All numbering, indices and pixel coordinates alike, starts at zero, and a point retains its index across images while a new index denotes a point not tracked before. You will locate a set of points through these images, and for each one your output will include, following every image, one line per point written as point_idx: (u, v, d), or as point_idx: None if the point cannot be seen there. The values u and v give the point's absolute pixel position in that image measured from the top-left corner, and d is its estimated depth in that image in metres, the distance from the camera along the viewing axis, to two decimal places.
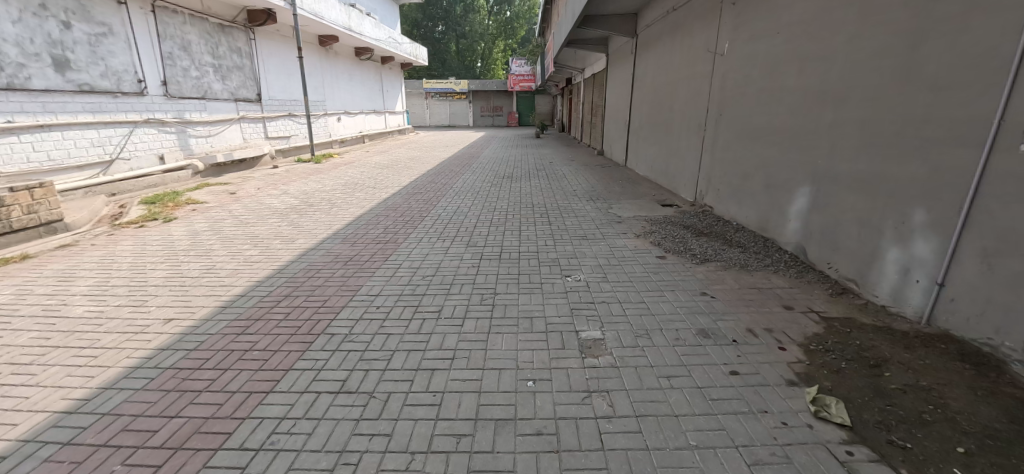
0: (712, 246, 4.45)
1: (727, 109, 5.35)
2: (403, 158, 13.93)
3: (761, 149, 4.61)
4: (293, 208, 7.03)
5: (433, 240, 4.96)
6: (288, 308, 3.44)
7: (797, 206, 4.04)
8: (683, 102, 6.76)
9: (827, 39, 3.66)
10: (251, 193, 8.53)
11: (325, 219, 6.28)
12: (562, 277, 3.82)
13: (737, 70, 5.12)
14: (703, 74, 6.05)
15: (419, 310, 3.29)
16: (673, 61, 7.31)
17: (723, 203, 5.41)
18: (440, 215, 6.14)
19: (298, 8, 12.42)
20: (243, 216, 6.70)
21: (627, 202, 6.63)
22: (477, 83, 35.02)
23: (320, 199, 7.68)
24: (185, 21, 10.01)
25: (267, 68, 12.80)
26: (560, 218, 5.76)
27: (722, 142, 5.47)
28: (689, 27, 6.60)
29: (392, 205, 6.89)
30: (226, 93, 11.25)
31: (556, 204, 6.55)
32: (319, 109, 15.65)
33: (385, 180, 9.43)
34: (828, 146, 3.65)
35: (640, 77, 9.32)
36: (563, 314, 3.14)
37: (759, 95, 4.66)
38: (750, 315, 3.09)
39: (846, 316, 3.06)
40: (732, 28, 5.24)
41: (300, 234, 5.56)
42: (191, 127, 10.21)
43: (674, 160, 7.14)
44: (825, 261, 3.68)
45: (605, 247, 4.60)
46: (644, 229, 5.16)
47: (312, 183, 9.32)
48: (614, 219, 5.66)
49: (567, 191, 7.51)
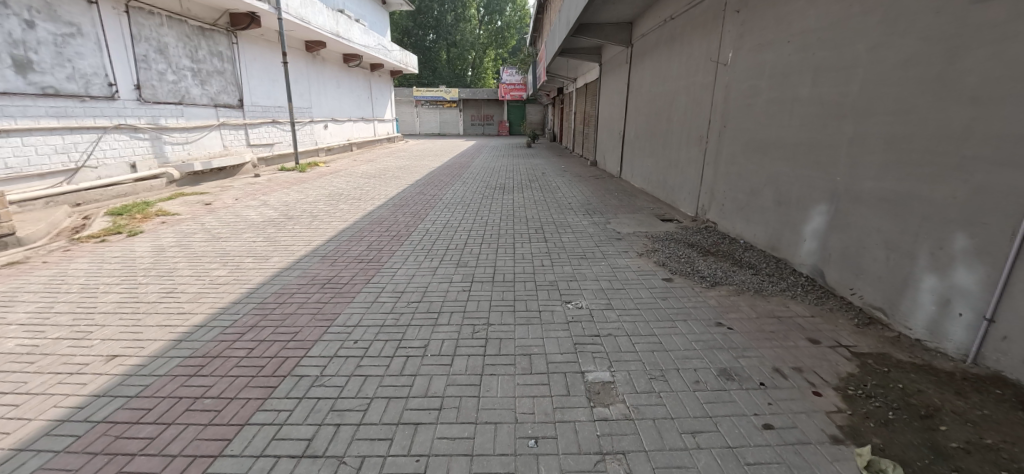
0: (721, 267, 4.14)
1: (731, 121, 5.10)
2: (391, 167, 13.53)
3: (770, 164, 4.33)
4: (272, 221, 6.59)
5: (420, 259, 4.58)
6: (252, 343, 3.02)
7: (813, 225, 3.75)
8: (682, 113, 6.52)
9: (845, 48, 3.40)
10: (228, 204, 8.05)
11: (304, 234, 5.85)
12: (561, 304, 3.47)
13: (742, 81, 4.86)
14: (704, 85, 5.81)
15: (402, 345, 2.91)
16: (671, 71, 7.08)
17: (728, 219, 5.14)
18: (429, 230, 5.76)
19: (283, 12, 12.03)
20: (216, 229, 6.23)
21: (625, 216, 6.32)
22: (467, 92, 34.82)
23: (301, 211, 7.24)
24: (162, 23, 9.56)
25: (250, 74, 12.35)
26: (556, 234, 5.44)
27: (726, 155, 5.20)
28: (689, 36, 6.36)
29: (377, 219, 6.50)
30: (206, 99, 10.78)
31: (552, 218, 6.25)
32: (305, 117, 15.20)
33: (371, 191, 9.01)
34: (848, 162, 3.37)
35: (635, 88, 9.09)
36: (565, 351, 2.78)
37: (768, 106, 4.39)
38: (773, 351, 2.76)
39: (879, 352, 2.75)
40: (736, 37, 5.00)
41: (275, 251, 5.12)
42: (166, 133, 9.69)
43: (673, 172, 6.88)
44: (847, 287, 3.39)
45: (607, 267, 4.27)
46: (646, 247, 4.85)
47: (294, 193, 8.87)
48: (613, 235, 5.35)
49: (562, 204, 7.20)
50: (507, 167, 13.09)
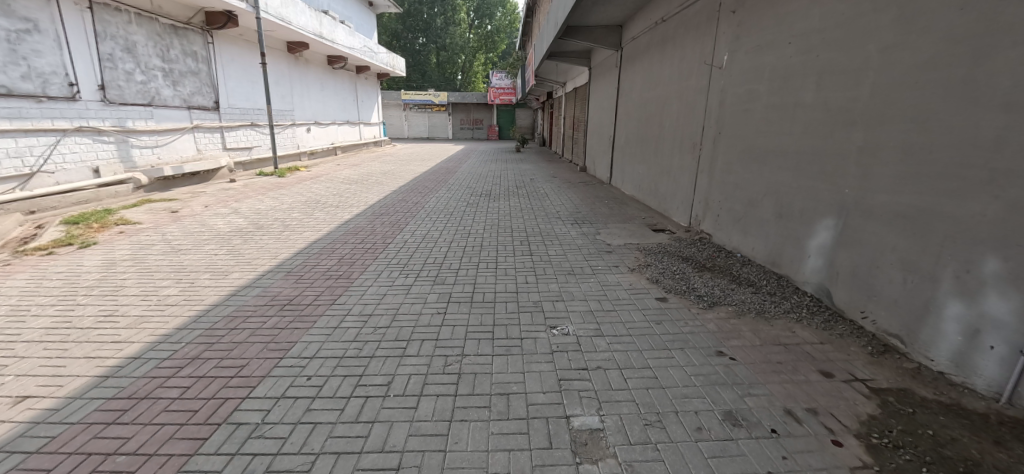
0: (719, 284, 3.82)
1: (727, 127, 4.82)
2: (375, 172, 13.09)
3: (769, 174, 4.06)
4: (239, 232, 6.15)
5: (394, 276, 4.21)
6: (189, 380, 2.60)
7: (818, 241, 3.47)
8: (675, 118, 6.24)
9: (854, 49, 3.13)
10: (196, 212, 7.56)
11: (272, 246, 5.42)
12: (546, 329, 3.12)
13: (739, 85, 4.59)
14: (698, 89, 5.54)
15: (361, 382, 2.53)
16: (662, 75, 6.82)
17: (724, 230, 4.85)
18: (406, 242, 5.38)
19: (263, 11, 11.58)
20: (176, 241, 5.76)
21: (615, 227, 6.00)
22: (456, 95, 34.48)
23: (272, 220, 6.78)
24: (131, 20, 9.06)
25: (228, 75, 11.86)
26: (542, 246, 5.10)
27: (721, 163, 4.93)
28: (682, 38, 6.10)
29: (353, 229, 6.10)
30: (178, 100, 10.28)
31: (538, 228, 5.92)
32: (286, 119, 14.71)
33: (350, 198, 8.57)
34: (857, 173, 3.10)
35: (625, 92, 8.83)
36: (548, 389, 2.43)
37: (767, 112, 4.12)
38: (784, 389, 2.44)
39: (901, 388, 2.45)
40: (732, 39, 4.74)
41: (237, 266, 4.70)
42: (134, 136, 9.16)
43: (665, 180, 6.60)
44: (858, 310, 3.10)
45: (595, 285, 3.94)
46: (638, 262, 4.53)
47: (268, 201, 8.39)
48: (602, 248, 5.03)
49: (549, 213, 6.87)
50: (501, 167, 14.39)
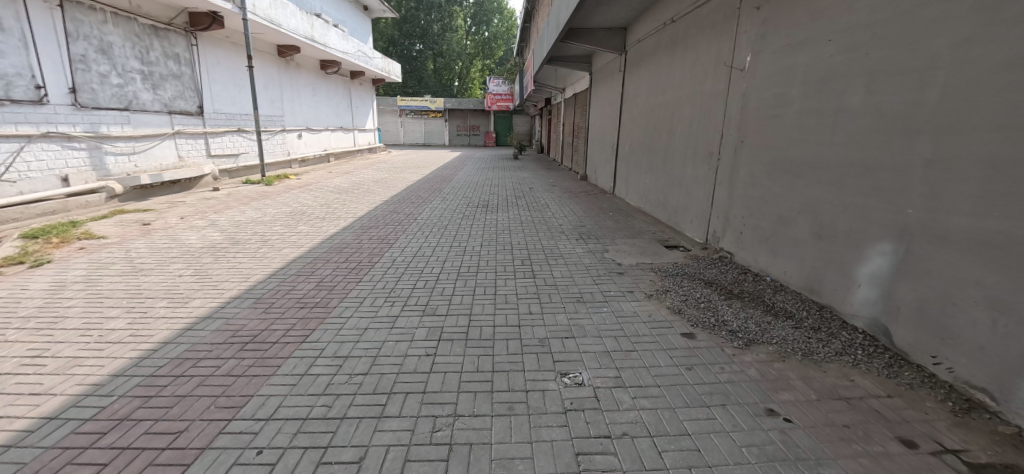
0: (752, 317, 3.32)
1: (751, 135, 4.35)
2: (367, 180, 12.54)
3: (805, 188, 3.57)
4: (212, 248, 5.60)
5: (378, 304, 3.67)
6: (108, 454, 2.05)
7: (872, 269, 2.97)
8: (687, 125, 5.78)
9: (915, 46, 2.66)
10: (169, 225, 6.97)
11: (245, 266, 4.85)
12: (556, 379, 2.59)
13: (764, 89, 4.12)
14: (714, 94, 5.07)
15: (326, 457, 1.98)
16: (672, 79, 6.36)
17: (748, 249, 4.36)
18: (395, 261, 4.84)
19: (250, 13, 11.08)
20: (139, 259, 5.17)
21: (624, 243, 5.51)
22: (453, 101, 34.06)
23: (250, 235, 6.20)
24: (107, 20, 8.53)
25: (213, 78, 11.33)
26: (545, 266, 4.59)
27: (744, 174, 4.45)
28: (695, 39, 5.65)
29: (337, 245, 5.57)
30: (158, 104, 9.72)
31: (540, 245, 5.41)
32: (276, 125, 14.17)
33: (338, 209, 8.01)
34: (923, 191, 2.61)
35: (630, 98, 8.38)
36: (564, 470, 1.89)
37: (800, 118, 3.65)
38: (862, 467, 1.92)
39: (1007, 464, 1.94)
40: (756, 39, 4.27)
41: (202, 290, 4.15)
42: (108, 142, 8.59)
43: (676, 191, 6.13)
44: (927, 354, 2.61)
45: (609, 316, 3.42)
46: (655, 286, 4.02)
47: (250, 212, 7.82)
48: (612, 269, 4.52)
49: (551, 226, 6.37)
50: (490, 167, 16.92)
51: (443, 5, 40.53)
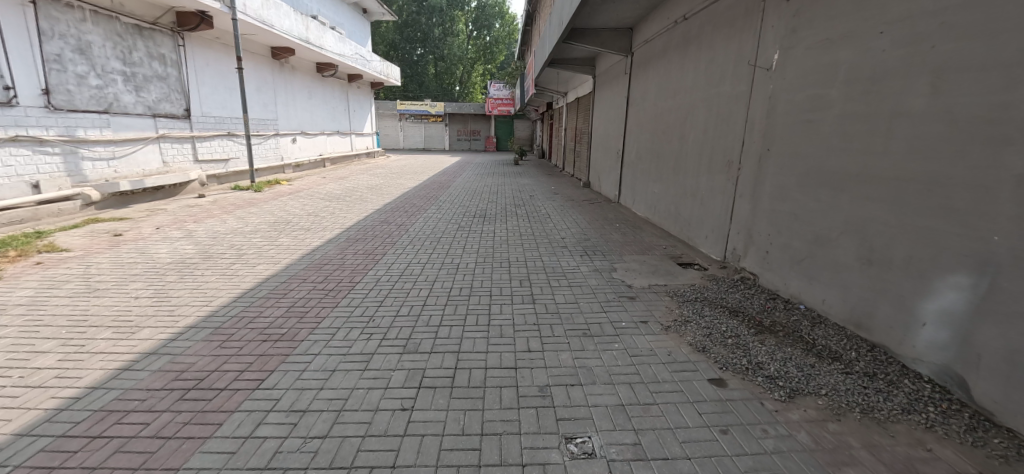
0: (792, 358, 2.80)
1: (779, 143, 3.85)
2: (361, 186, 12.07)
3: (851, 205, 3.07)
4: (182, 263, 5.10)
5: (352, 338, 3.16)
6: None
7: (941, 305, 2.46)
8: (702, 130, 5.30)
9: (1002, 35, 2.17)
10: (143, 235, 6.48)
11: (213, 286, 4.35)
12: (561, 448, 2.06)
13: (797, 90, 3.63)
14: (734, 97, 4.58)
15: None
16: (684, 82, 5.88)
17: (775, 271, 3.86)
18: (378, 281, 4.33)
19: (241, 12, 10.66)
20: (97, 277, 4.66)
21: (633, 260, 5.00)
22: (453, 105, 33.66)
23: (225, 248, 5.69)
24: (86, 18, 8.09)
25: (201, 80, 10.88)
26: (547, 289, 4.07)
27: (770, 187, 3.95)
28: (711, 38, 5.17)
29: (319, 261, 5.09)
30: (141, 107, 9.27)
31: (540, 262, 4.91)
32: (269, 129, 13.74)
33: (326, 219, 7.51)
34: (1014, 214, 2.11)
35: (636, 102, 7.91)
36: None
37: (842, 123, 3.16)
38: None
39: None
40: (786, 33, 3.78)
41: (156, 316, 3.65)
42: (85, 147, 8.13)
43: (688, 201, 5.64)
44: (1020, 416, 2.10)
45: (623, 355, 2.90)
46: (672, 315, 3.51)
47: (231, 222, 7.32)
48: (622, 293, 4.01)
49: (552, 240, 5.87)
50: (495, 167, 19.38)
51: (444, 9, 40.19)
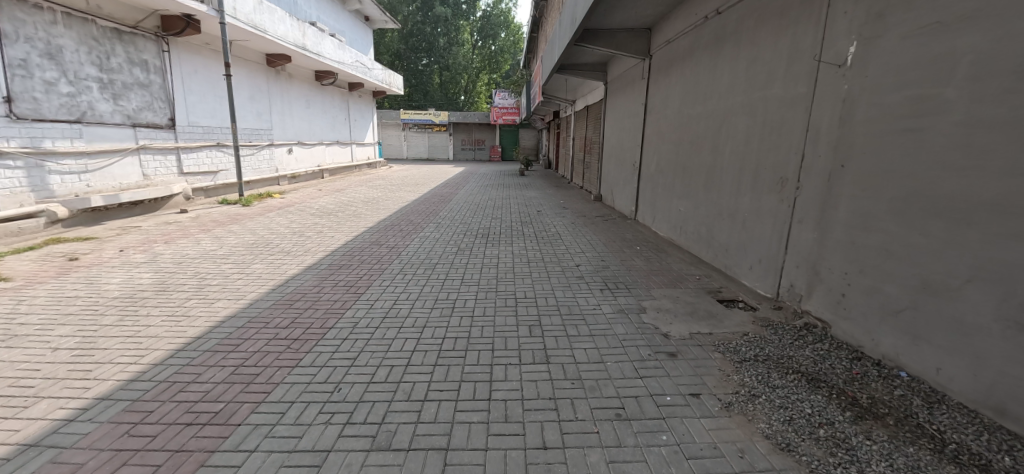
0: (924, 469, 1.94)
1: (861, 157, 3.02)
2: (356, 200, 11.32)
3: (990, 246, 2.22)
4: (130, 298, 4.33)
5: (306, 423, 2.33)
6: None
7: None
8: (744, 140, 4.48)
9: None
10: (102, 260, 5.73)
11: (154, 332, 3.55)
12: None
13: (888, 91, 2.82)
14: (789, 103, 3.78)
15: None
16: (718, 86, 5.10)
17: (859, 321, 3.01)
18: (356, 327, 3.53)
19: (231, 16, 10.04)
20: (22, 318, 3.88)
21: (665, 296, 4.16)
22: (457, 114, 33.07)
23: (186, 278, 4.90)
24: (56, 21, 7.49)
25: (188, 88, 10.26)
26: (564, 341, 3.23)
27: (848, 214, 3.12)
28: (754, 33, 4.38)
29: (290, 295, 4.30)
30: (119, 116, 8.61)
31: (553, 300, 4.08)
32: (263, 139, 13.11)
33: (310, 239, 6.74)
34: None
35: (657, 109, 7.13)
36: None
37: (966, 134, 2.34)
38: None
39: None
40: (866, 21, 2.99)
41: (64, 380, 2.84)
42: (53, 159, 7.46)
43: (726, 223, 4.81)
44: None
45: (679, 458, 2.05)
46: (731, 384, 2.66)
47: (205, 243, 6.56)
48: (660, 346, 3.17)
49: (566, 269, 5.04)
50: (498, 167, 27.25)
51: (450, 19, 39.72)
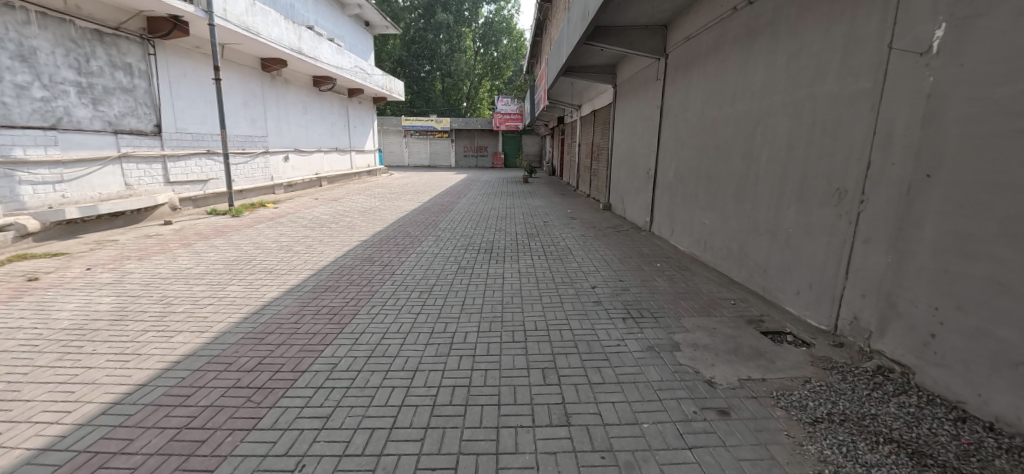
0: None
1: (956, 165, 2.42)
2: (353, 210, 10.76)
3: None
4: (78, 329, 3.74)
5: None
6: None
7: None
8: (787, 144, 3.90)
9: None
10: (64, 279, 5.18)
11: (93, 376, 2.96)
12: None
13: (995, 82, 2.23)
14: (847, 101, 3.21)
15: None
16: (750, 85, 4.53)
17: (956, 371, 2.40)
18: (335, 371, 2.94)
19: (221, 19, 9.60)
20: None
21: (699, 328, 3.55)
22: (459, 121, 32.66)
23: (149, 303, 4.32)
24: (30, 21, 7.02)
25: (176, 93, 9.78)
26: (587, 392, 2.63)
27: (938, 234, 2.51)
28: (796, 23, 3.82)
29: (264, 327, 3.71)
30: (99, 122, 8.11)
31: (568, 333, 3.48)
32: (257, 146, 12.62)
33: (298, 255, 6.17)
34: None
35: (674, 113, 6.56)
36: None
37: None
38: None
39: None
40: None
41: None
42: (24, 168, 6.94)
43: (763, 239, 4.22)
44: None
45: None
46: (810, 460, 2.04)
47: (182, 259, 5.99)
48: (707, 399, 2.55)
49: (581, 292, 4.43)
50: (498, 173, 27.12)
51: (452, 25, 39.50)
